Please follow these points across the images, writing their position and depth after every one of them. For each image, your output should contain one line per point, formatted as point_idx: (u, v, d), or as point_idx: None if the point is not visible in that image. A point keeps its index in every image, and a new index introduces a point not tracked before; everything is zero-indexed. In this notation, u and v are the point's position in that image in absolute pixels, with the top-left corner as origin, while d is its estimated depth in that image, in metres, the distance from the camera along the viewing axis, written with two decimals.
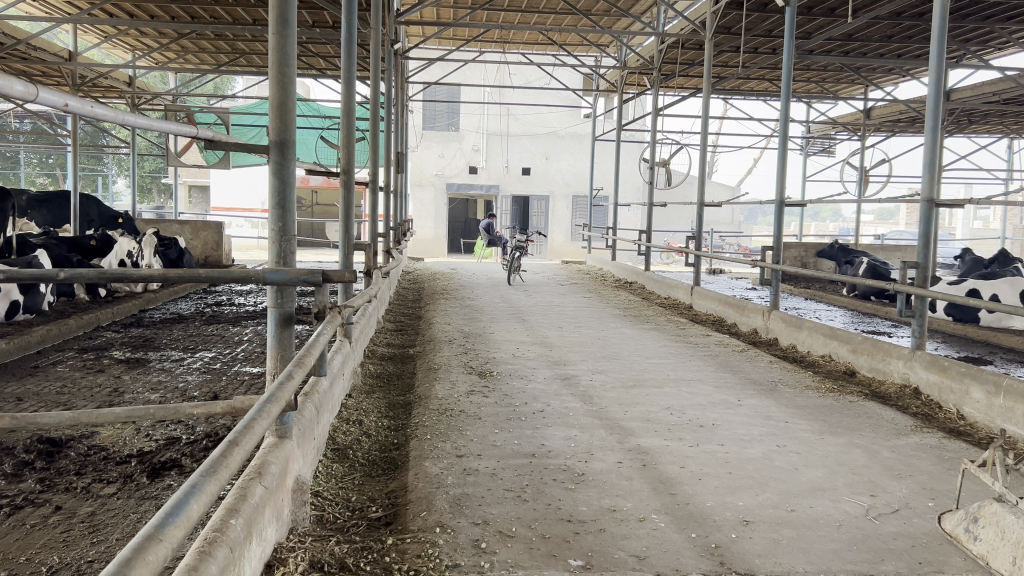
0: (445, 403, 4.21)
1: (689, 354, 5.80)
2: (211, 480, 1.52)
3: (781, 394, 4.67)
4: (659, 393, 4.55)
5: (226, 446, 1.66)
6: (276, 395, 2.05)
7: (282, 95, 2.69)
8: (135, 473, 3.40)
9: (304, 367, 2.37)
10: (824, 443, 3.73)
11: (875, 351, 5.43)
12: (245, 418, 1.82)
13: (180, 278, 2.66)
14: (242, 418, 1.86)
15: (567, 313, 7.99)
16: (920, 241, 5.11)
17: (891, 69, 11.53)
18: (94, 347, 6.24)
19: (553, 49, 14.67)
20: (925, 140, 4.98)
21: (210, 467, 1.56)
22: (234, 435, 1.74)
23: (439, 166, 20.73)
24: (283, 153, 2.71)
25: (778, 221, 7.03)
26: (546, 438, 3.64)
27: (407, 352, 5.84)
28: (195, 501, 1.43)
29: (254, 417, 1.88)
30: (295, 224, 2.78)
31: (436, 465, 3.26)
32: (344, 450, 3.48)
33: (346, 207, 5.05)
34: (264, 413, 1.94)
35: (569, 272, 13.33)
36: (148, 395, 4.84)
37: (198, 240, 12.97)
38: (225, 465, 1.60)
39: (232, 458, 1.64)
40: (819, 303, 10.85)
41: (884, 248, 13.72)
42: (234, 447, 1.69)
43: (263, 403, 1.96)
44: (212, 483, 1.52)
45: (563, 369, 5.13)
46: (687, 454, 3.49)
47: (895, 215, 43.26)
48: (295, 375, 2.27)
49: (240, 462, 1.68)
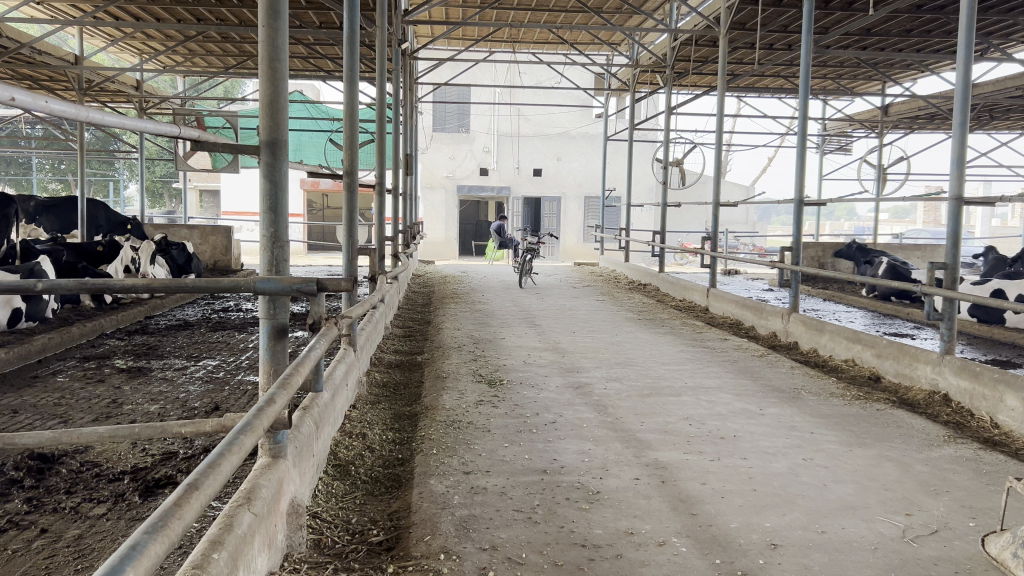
0: (453, 414, 4.03)
1: (707, 360, 5.60)
2: (156, 540, 1.32)
3: (805, 403, 4.46)
4: (676, 403, 4.34)
5: (179, 495, 1.45)
6: (251, 425, 1.86)
7: (273, 92, 2.53)
8: (127, 492, 3.24)
9: (289, 390, 2.19)
10: (853, 456, 3.52)
11: (901, 356, 5.22)
12: (211, 456, 1.63)
13: (165, 287, 2.42)
14: (208, 455, 1.66)
15: (580, 316, 7.80)
16: (949, 242, 4.90)
17: (909, 64, 11.29)
18: (96, 356, 6.10)
19: (564, 48, 14.49)
20: (954, 136, 4.76)
21: (157, 522, 1.36)
22: (195, 477, 1.55)
23: (449, 168, 20.55)
24: (274, 154, 2.55)
25: (797, 220, 6.80)
26: (558, 452, 3.45)
27: (415, 359, 5.66)
28: (134, 570, 1.22)
29: (224, 453, 1.69)
30: (288, 230, 2.61)
31: (442, 483, 3.08)
32: (346, 466, 3.31)
33: (350, 210, 4.88)
34: (236, 445, 1.75)
35: (582, 275, 13.13)
36: (148, 406, 4.68)
37: (207, 245, 12.83)
38: (176, 518, 1.40)
39: (186, 508, 1.44)
40: (839, 304, 10.61)
41: (903, 247, 13.46)
42: (192, 492, 1.50)
43: (236, 434, 1.77)
44: (159, 542, 1.32)
45: (576, 377, 4.93)
46: (708, 469, 3.30)
47: (911, 214, 42.93)
48: (276, 399, 2.09)
49: (199, 512, 1.49)
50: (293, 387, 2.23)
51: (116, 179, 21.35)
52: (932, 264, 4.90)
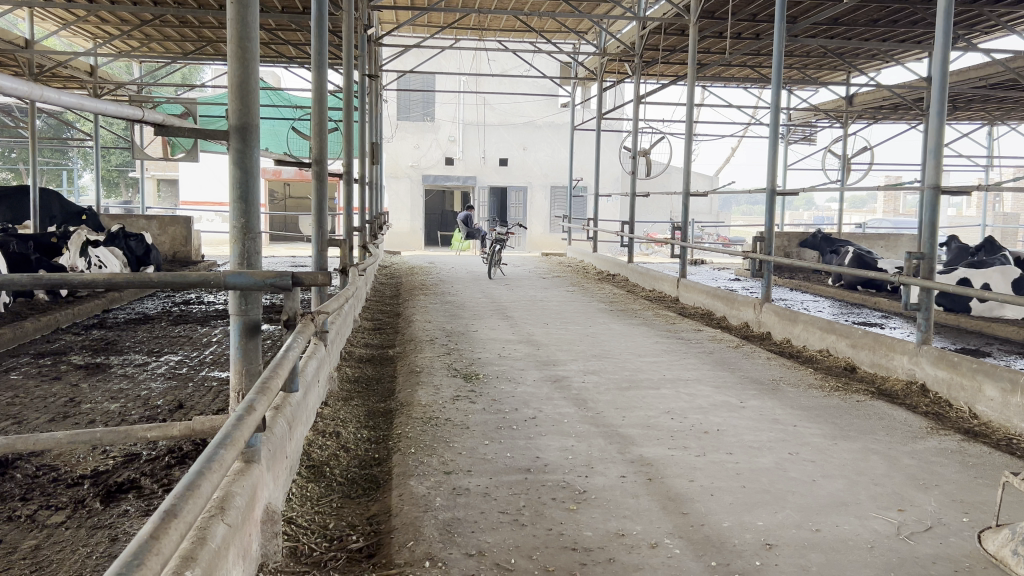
0: (429, 411, 3.91)
1: (683, 351, 5.53)
2: None
3: (785, 395, 4.40)
4: (656, 395, 4.27)
5: (155, 527, 1.30)
6: (231, 438, 1.71)
7: (243, 73, 2.38)
8: (87, 498, 3.07)
9: (268, 396, 2.04)
10: (838, 449, 3.47)
11: (876, 346, 5.20)
12: (189, 477, 1.48)
13: (128, 282, 2.25)
14: (185, 475, 1.51)
15: (552, 308, 7.71)
16: (926, 232, 4.87)
17: (875, 53, 11.35)
18: (52, 352, 5.86)
19: (530, 36, 14.36)
20: (931, 125, 4.73)
21: (132, 559, 1.21)
22: (172, 502, 1.40)
23: (414, 157, 20.31)
24: (244, 139, 2.39)
25: (770, 209, 6.75)
26: (540, 449, 3.35)
27: (386, 352, 5.52)
28: None
29: (202, 472, 1.54)
30: (259, 222, 2.47)
31: (422, 485, 2.96)
32: (320, 467, 3.17)
33: (318, 200, 4.71)
34: (215, 461, 1.60)
35: (550, 265, 13.05)
36: (107, 405, 4.47)
37: (166, 235, 12.52)
38: (154, 552, 1.25)
39: (164, 540, 1.29)
40: (805, 294, 10.66)
41: (867, 237, 13.59)
42: (170, 519, 1.35)
43: (215, 449, 1.63)
44: None
45: (553, 370, 4.83)
46: (694, 465, 3.22)
47: (868, 204, 43.70)
48: (256, 407, 1.95)
49: (177, 543, 1.34)
50: (271, 392, 2.09)
51: (70, 168, 20.78)
52: (909, 254, 4.87)
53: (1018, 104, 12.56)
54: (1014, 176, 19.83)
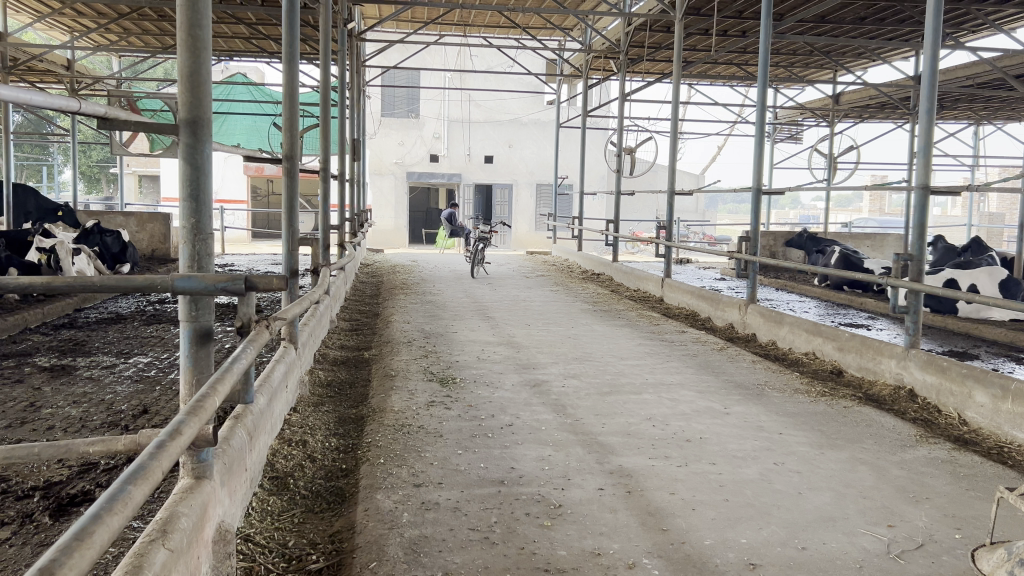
0: (402, 418, 3.76)
1: (666, 354, 5.39)
2: None
3: (770, 400, 4.28)
4: (637, 401, 4.13)
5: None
6: (151, 466, 1.53)
7: (194, 64, 2.23)
8: (36, 512, 2.90)
9: (202, 415, 1.84)
10: (825, 459, 3.34)
11: (863, 349, 5.09)
12: (84, 520, 1.28)
13: (65, 286, 2.07)
14: (89, 512, 1.33)
15: (534, 308, 7.56)
16: (915, 233, 4.76)
17: (861, 51, 11.25)
18: (16, 353, 5.66)
19: (515, 32, 14.19)
20: (920, 124, 4.62)
21: None
22: (63, 548, 1.22)
23: (398, 154, 20.12)
24: (195, 133, 2.24)
25: (756, 209, 6.61)
26: (516, 460, 3.20)
27: (361, 355, 5.37)
28: None
29: (110, 509, 1.36)
30: (211, 221, 2.31)
31: (389, 498, 2.82)
32: (284, 480, 3.02)
33: (290, 196, 4.55)
34: (122, 498, 1.40)
35: (534, 264, 12.89)
36: (69, 410, 4.29)
37: (144, 232, 12.27)
38: None
39: None
40: (791, 294, 10.57)
41: (853, 237, 13.51)
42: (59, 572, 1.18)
43: (122, 485, 1.42)
44: None
45: (533, 374, 4.68)
46: (676, 476, 3.08)
47: (853, 204, 43.80)
48: (185, 429, 1.75)
49: None
50: (209, 409, 1.89)
51: (49, 163, 20.41)
52: (897, 255, 4.75)
53: (1004, 103, 12.52)
54: (999, 175, 19.83)
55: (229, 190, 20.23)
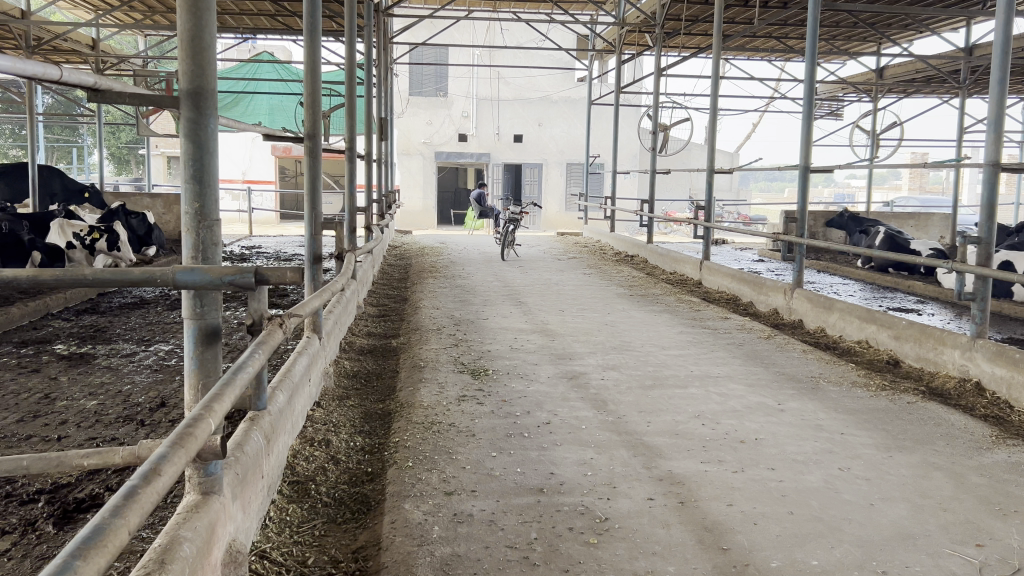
0: (431, 415, 3.51)
1: (710, 343, 5.09)
2: None
3: (826, 395, 3.97)
4: (683, 396, 3.84)
5: None
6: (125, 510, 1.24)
7: (196, 25, 1.97)
8: (40, 519, 2.69)
9: (189, 447, 1.49)
10: (895, 464, 3.05)
11: (923, 338, 4.76)
12: None
13: (54, 281, 1.80)
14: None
15: (567, 293, 7.27)
16: (983, 214, 4.41)
17: (909, 22, 10.76)
18: (36, 340, 5.50)
19: (546, 6, 13.82)
20: (992, 95, 4.27)
21: None
22: None
23: (427, 133, 19.89)
24: (197, 106, 1.98)
25: (803, 187, 6.25)
26: (555, 464, 2.94)
27: (389, 343, 5.14)
28: None
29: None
30: (217, 206, 2.06)
31: (418, 509, 2.57)
32: (304, 485, 2.78)
33: (312, 177, 4.30)
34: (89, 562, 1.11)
35: (566, 246, 12.59)
36: (85, 403, 4.09)
37: (171, 215, 12.15)
38: None
39: None
40: (834, 276, 10.18)
41: (896, 216, 13.01)
42: None
43: (86, 544, 1.12)
44: None
45: (569, 365, 4.42)
46: (732, 484, 2.80)
47: (889, 181, 42.89)
48: (167, 466, 1.40)
49: None
50: (201, 434, 1.56)
51: (80, 145, 20.39)
52: (963, 237, 4.39)
53: None
54: None
55: (257, 171, 20.14)
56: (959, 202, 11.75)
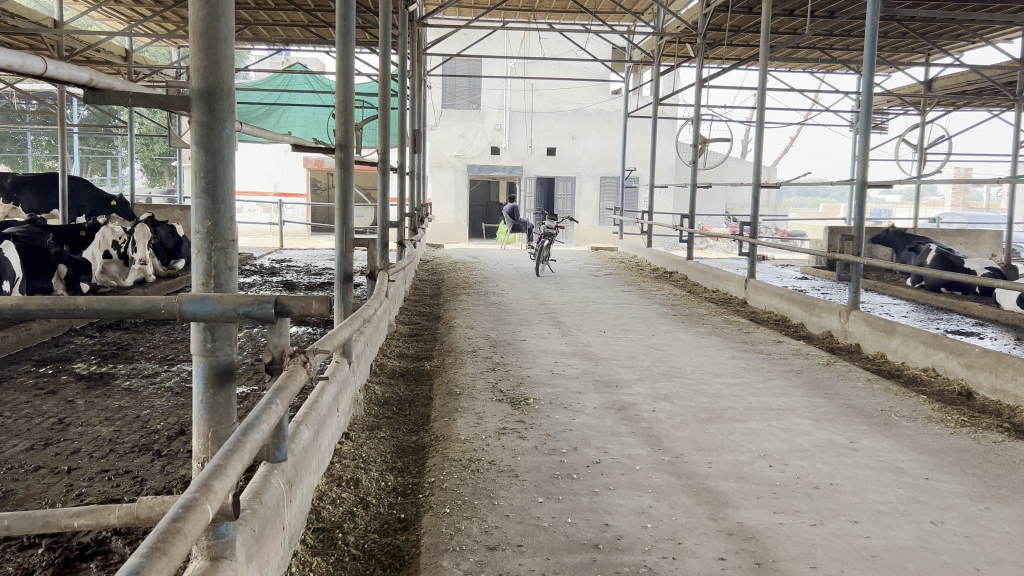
0: (469, 451, 3.21)
1: (765, 369, 4.74)
2: None
3: (901, 432, 3.61)
4: (745, 432, 3.51)
5: None
6: None
7: (210, 13, 1.72)
8: (38, 568, 2.42)
9: (178, 547, 1.15)
10: (995, 518, 2.68)
11: (999, 367, 4.38)
12: None
13: (41, 310, 1.56)
14: None
15: (607, 312, 6.94)
16: None
17: (963, 31, 10.33)
18: (55, 359, 5.28)
19: (582, 17, 13.55)
20: None
21: None
22: None
23: (459, 146, 19.71)
24: (211, 107, 1.72)
25: (860, 203, 5.87)
26: (610, 513, 2.62)
27: (423, 366, 4.85)
28: None
29: None
30: (232, 225, 1.79)
31: (457, 568, 2.26)
32: (331, 533, 2.50)
33: (344, 189, 4.04)
34: None
35: (602, 261, 12.28)
36: (100, 430, 3.83)
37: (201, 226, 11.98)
38: None
39: None
40: (884, 295, 9.76)
41: (945, 233, 12.51)
42: None
43: None
44: None
45: (616, 395, 4.08)
46: (813, 541, 2.46)
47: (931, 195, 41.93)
48: None
49: None
50: (195, 526, 1.21)
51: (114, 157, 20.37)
52: None
53: None
54: None
55: (289, 183, 20.06)
56: (1014, 218, 11.23)
